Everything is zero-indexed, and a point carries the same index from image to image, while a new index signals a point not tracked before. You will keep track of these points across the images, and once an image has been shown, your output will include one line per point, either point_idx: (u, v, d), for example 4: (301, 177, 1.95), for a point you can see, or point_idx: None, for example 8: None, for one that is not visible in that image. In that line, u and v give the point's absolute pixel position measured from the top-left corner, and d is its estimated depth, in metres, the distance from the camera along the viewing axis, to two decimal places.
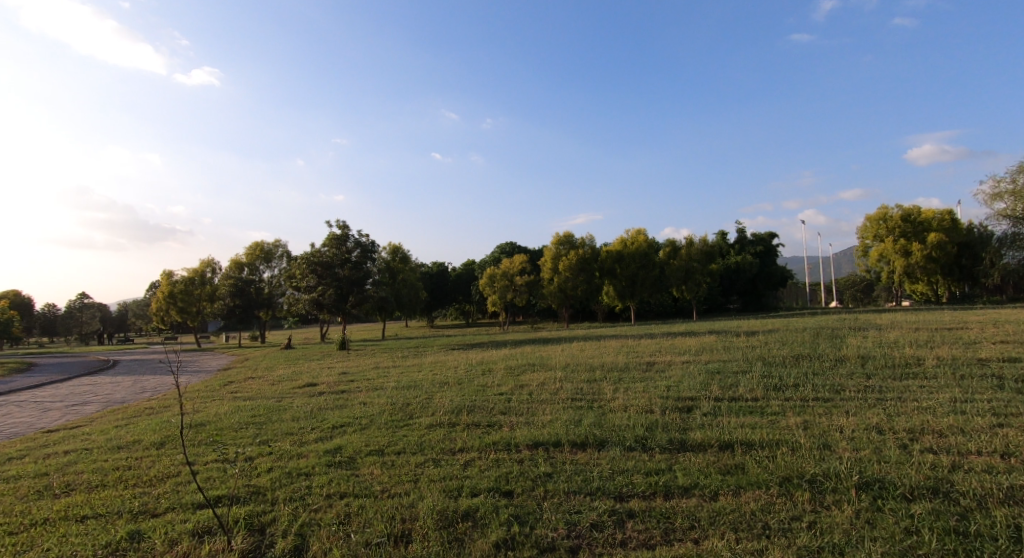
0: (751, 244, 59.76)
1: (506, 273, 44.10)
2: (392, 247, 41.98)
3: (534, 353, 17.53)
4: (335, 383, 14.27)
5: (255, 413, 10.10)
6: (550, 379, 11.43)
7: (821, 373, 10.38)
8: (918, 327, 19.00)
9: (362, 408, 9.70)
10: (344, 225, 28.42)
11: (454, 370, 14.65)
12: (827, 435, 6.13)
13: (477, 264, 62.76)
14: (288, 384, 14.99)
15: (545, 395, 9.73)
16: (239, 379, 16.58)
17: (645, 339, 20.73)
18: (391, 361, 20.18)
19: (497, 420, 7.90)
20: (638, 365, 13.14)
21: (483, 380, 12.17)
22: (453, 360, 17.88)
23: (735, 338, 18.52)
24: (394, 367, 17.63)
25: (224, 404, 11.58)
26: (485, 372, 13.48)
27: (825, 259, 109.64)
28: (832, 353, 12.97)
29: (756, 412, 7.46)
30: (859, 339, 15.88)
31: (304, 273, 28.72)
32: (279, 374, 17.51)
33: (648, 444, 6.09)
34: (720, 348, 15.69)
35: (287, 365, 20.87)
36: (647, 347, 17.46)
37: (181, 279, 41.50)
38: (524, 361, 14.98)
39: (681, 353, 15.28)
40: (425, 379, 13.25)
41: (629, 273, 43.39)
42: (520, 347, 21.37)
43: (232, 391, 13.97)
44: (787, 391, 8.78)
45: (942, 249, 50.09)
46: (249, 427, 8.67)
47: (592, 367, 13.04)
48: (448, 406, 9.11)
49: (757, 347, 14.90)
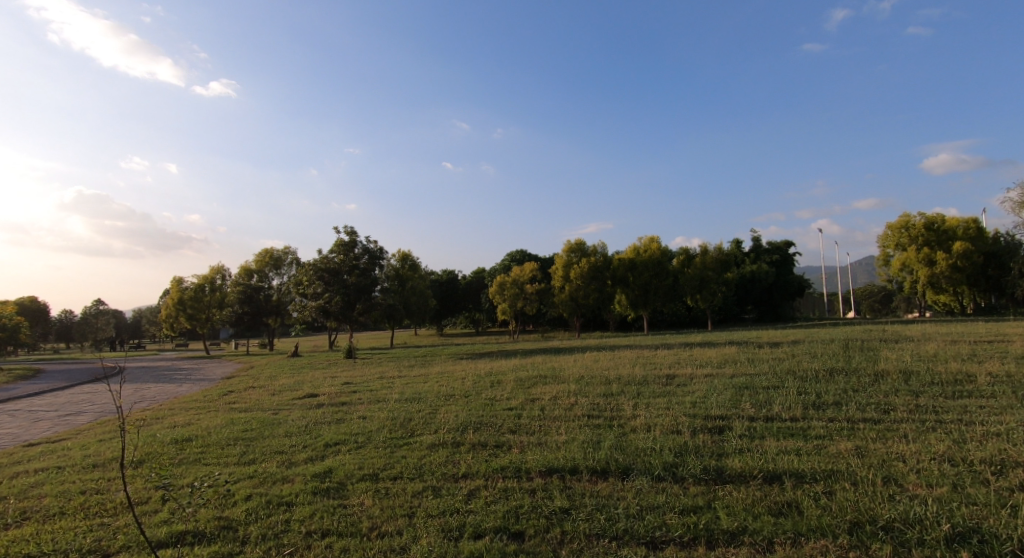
0: (767, 253, 58.47)
1: (517, 281, 43.32)
2: (402, 254, 41.50)
3: (546, 364, 16.69)
4: (337, 394, 13.55)
5: (247, 427, 9.37)
6: (563, 393, 10.60)
7: (862, 390, 9.48)
8: (953, 340, 17.98)
9: (361, 423, 8.95)
10: (352, 231, 27.84)
11: (462, 382, 13.86)
12: (889, 466, 5.31)
13: (488, 272, 62.05)
14: (288, 394, 14.28)
15: (559, 410, 8.95)
16: (239, 389, 15.91)
17: (663, 350, 19.82)
18: (398, 371, 19.46)
19: (507, 440, 7.13)
20: (658, 378, 12.24)
21: (492, 392, 11.38)
22: (461, 371, 17.11)
23: (759, 350, 17.59)
24: (400, 377, 16.87)
25: (217, 416, 10.88)
26: (494, 384, 12.68)
27: (842, 268, 107.80)
28: (869, 368, 12.05)
29: (797, 434, 6.64)
30: (893, 352, 14.90)
31: (311, 280, 28.17)
32: (280, 384, 16.81)
33: (679, 473, 5.30)
34: (743, 360, 14.79)
35: (291, 374, 20.19)
36: (664, 358, 16.58)
37: (191, 286, 41.28)
38: (536, 373, 14.18)
39: (703, 365, 14.40)
40: (431, 391, 12.49)
41: (642, 281, 42.42)
42: (532, 356, 20.60)
43: (229, 402, 13.26)
44: (828, 410, 7.94)
45: (967, 258, 48.61)
46: (236, 443, 7.93)
47: (608, 380, 12.15)
48: (452, 422, 8.34)
49: (784, 360, 13.98)
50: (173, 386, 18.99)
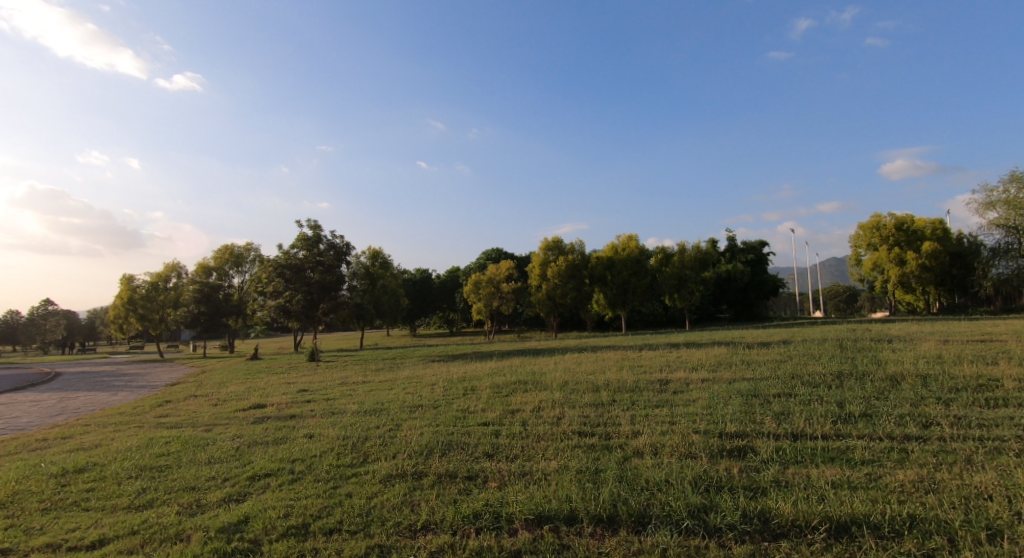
0: (742, 252, 58.28)
1: (492, 279, 41.93)
2: (372, 251, 39.74)
3: (525, 368, 15.31)
4: (287, 404, 11.89)
5: (166, 451, 7.72)
6: (547, 403, 9.19)
7: (884, 398, 8.33)
8: (945, 338, 17.24)
9: (306, 445, 7.40)
10: (316, 224, 25.95)
11: (431, 389, 12.34)
12: (981, 508, 4.08)
13: (463, 271, 60.44)
14: (233, 404, 12.59)
15: (544, 426, 7.53)
16: (178, 399, 14.09)
17: (648, 351, 18.62)
18: (363, 376, 17.82)
19: (482, 468, 5.71)
20: (650, 384, 10.98)
21: (465, 402, 9.93)
22: (431, 376, 15.61)
23: (751, 351, 16.54)
24: (364, 384, 15.29)
25: (137, 435, 9.18)
26: (467, 392, 11.24)
27: (811, 268, 109.10)
28: (875, 370, 11.07)
29: (840, 459, 5.41)
30: (892, 352, 14.00)
31: (270, 277, 26.19)
32: (229, 392, 15.05)
33: (712, 522, 4.00)
34: (738, 363, 13.70)
35: (243, 380, 18.37)
36: (652, 360, 15.38)
37: (143, 284, 38.75)
38: (514, 378, 12.78)
39: (696, 368, 13.21)
40: (394, 401, 10.96)
41: (620, 280, 41.39)
42: (509, 359, 19.22)
43: (160, 416, 11.48)
44: (861, 424, 6.73)
45: (936, 257, 49.06)
46: (141, 475, 6.34)
47: (595, 386, 10.85)
48: (415, 444, 6.85)
49: (783, 362, 12.91)
50: (107, 395, 16.96)
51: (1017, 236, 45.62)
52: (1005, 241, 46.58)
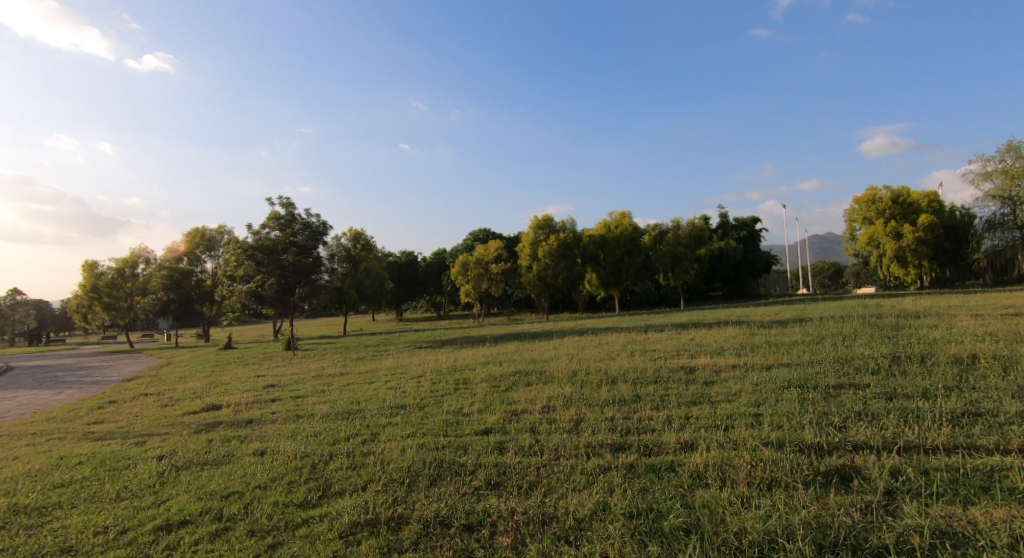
0: (734, 229, 56.90)
1: (480, 260, 40.10)
2: (354, 232, 37.65)
3: (523, 355, 13.60)
4: (247, 405, 10.13)
5: (69, 477, 5.95)
6: (557, 403, 7.58)
7: (975, 388, 6.73)
8: (973, 313, 15.90)
9: (255, 467, 5.69)
10: (288, 202, 23.80)
11: (416, 383, 10.62)
12: None
13: (449, 253, 58.46)
14: (186, 406, 10.79)
15: (561, 437, 5.82)
16: (125, 399, 12.26)
17: (655, 334, 17.02)
18: (341, 367, 16.11)
19: (487, 511, 4.06)
20: (674, 374, 9.37)
21: (459, 401, 8.24)
22: (417, 366, 13.88)
23: (768, 331, 15.03)
24: (341, 377, 13.56)
25: (47, 452, 7.38)
26: (460, 387, 9.53)
27: (801, 244, 107.66)
28: (930, 350, 9.51)
29: (1002, 492, 3.79)
30: (930, 329, 12.50)
31: (240, 260, 24.09)
32: (186, 389, 13.20)
33: None
34: (764, 345, 12.11)
35: (208, 374, 16.53)
36: (664, 344, 13.79)
37: (108, 270, 36.76)
38: (514, 368, 11.07)
39: (717, 352, 11.60)
40: (372, 401, 9.23)
41: (614, 259, 39.74)
42: (503, 345, 17.59)
43: (91, 423, 9.60)
44: (980, 429, 5.10)
45: (932, 231, 48.06)
46: (11, 527, 4.59)
47: (610, 379, 9.22)
48: (395, 468, 5.16)
49: (816, 343, 11.39)
50: (51, 394, 15.05)
51: (1011, 207, 44.39)
52: (1000, 213, 45.46)
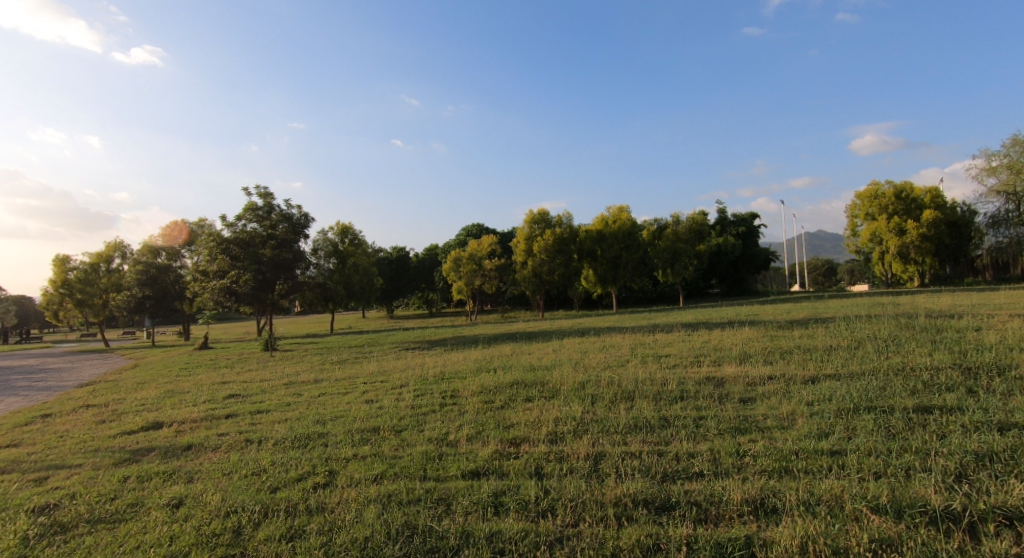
0: (732, 225, 55.47)
1: (473, 256, 38.47)
2: (341, 226, 35.96)
3: (520, 361, 11.99)
4: (196, 424, 8.56)
5: None
6: (567, 430, 6.05)
7: None
8: (1012, 312, 14.43)
9: (160, 531, 4.16)
10: (266, 193, 22.13)
11: (395, 398, 9.03)
12: None
13: (442, 248, 56.72)
14: (125, 423, 9.18)
15: (577, 486, 4.35)
16: (61, 413, 10.63)
17: (664, 335, 15.46)
18: (316, 372, 14.50)
19: None
20: (702, 387, 7.86)
21: (443, 426, 6.67)
22: (399, 373, 12.26)
23: (790, 334, 13.52)
24: (314, 385, 11.94)
25: None
26: (447, 405, 7.92)
27: (798, 241, 106.66)
28: (1004, 359, 7.97)
29: None
30: (981, 332, 10.97)
31: (213, 254, 22.34)
32: (136, 401, 11.52)
33: None
34: (795, 351, 10.56)
35: (169, 380, 14.84)
36: (680, 349, 12.23)
37: (80, 265, 34.86)
38: (510, 378, 9.46)
39: (744, 360, 10.10)
40: (340, 421, 7.62)
41: (611, 255, 38.29)
42: (498, 347, 16.01)
43: (4, 447, 8.00)
44: None
45: (936, 227, 46.87)
46: None
47: (627, 394, 7.68)
48: (348, 546, 3.66)
49: (857, 348, 9.89)
50: None
51: (1016, 203, 42.67)
52: (1004, 209, 43.80)
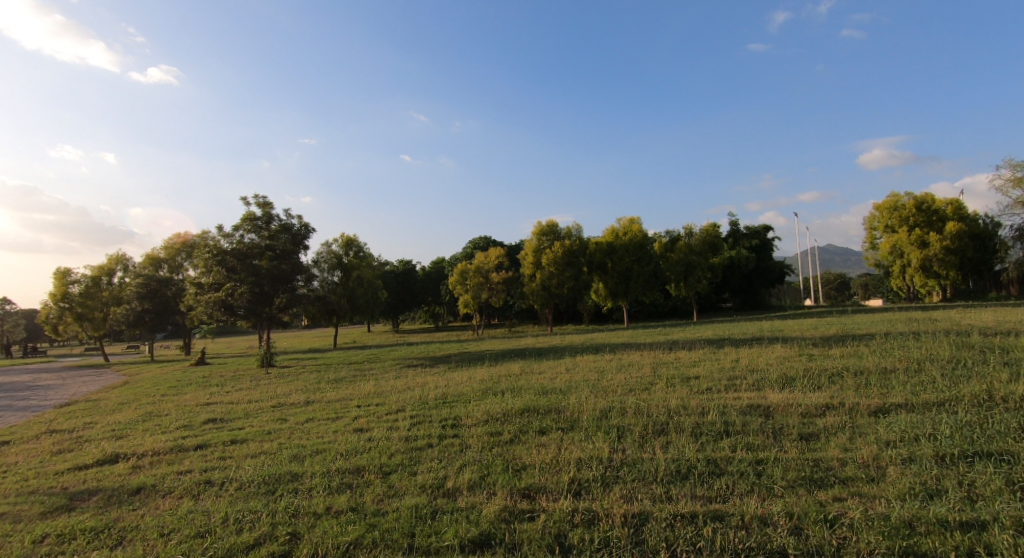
0: (746, 238, 54.05)
1: (480, 268, 37.38)
2: (346, 238, 35.10)
3: (530, 383, 10.77)
4: (159, 456, 7.42)
5: None
6: (594, 477, 4.84)
7: None
8: None
9: None
10: (264, 202, 21.24)
11: (389, 426, 7.85)
12: None
13: (449, 262, 55.77)
14: (81, 454, 8.06)
15: None
16: (20, 440, 9.56)
17: (686, 353, 14.19)
18: (308, 393, 13.35)
19: None
20: (749, 419, 6.57)
21: (442, 467, 5.47)
22: (396, 395, 11.07)
23: (828, 353, 12.17)
24: (302, 409, 10.77)
25: None
26: (447, 438, 6.71)
27: (811, 255, 104.72)
28: None
29: None
30: None
31: (209, 265, 21.43)
32: (108, 425, 10.40)
33: None
34: (845, 373, 9.24)
35: (153, 400, 13.79)
36: (709, 369, 10.93)
37: (82, 278, 34.23)
38: (520, 404, 8.25)
39: (787, 383, 8.82)
40: (321, 457, 6.46)
41: (622, 267, 37.06)
42: (505, 364, 14.79)
43: None
44: None
45: (960, 239, 45.18)
46: None
47: (660, 427, 6.43)
48: None
49: (919, 371, 8.59)
50: None
51: None
52: None
